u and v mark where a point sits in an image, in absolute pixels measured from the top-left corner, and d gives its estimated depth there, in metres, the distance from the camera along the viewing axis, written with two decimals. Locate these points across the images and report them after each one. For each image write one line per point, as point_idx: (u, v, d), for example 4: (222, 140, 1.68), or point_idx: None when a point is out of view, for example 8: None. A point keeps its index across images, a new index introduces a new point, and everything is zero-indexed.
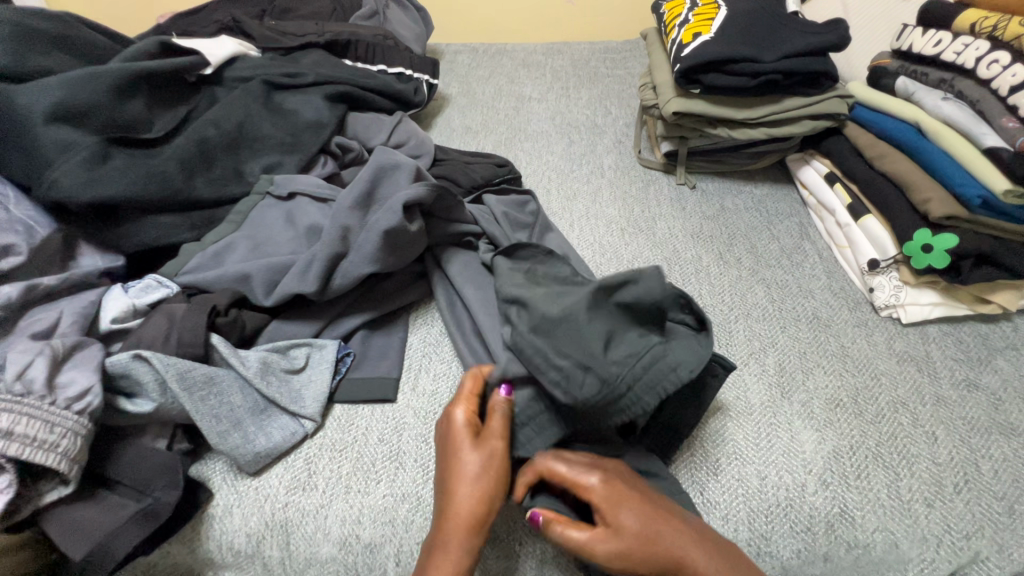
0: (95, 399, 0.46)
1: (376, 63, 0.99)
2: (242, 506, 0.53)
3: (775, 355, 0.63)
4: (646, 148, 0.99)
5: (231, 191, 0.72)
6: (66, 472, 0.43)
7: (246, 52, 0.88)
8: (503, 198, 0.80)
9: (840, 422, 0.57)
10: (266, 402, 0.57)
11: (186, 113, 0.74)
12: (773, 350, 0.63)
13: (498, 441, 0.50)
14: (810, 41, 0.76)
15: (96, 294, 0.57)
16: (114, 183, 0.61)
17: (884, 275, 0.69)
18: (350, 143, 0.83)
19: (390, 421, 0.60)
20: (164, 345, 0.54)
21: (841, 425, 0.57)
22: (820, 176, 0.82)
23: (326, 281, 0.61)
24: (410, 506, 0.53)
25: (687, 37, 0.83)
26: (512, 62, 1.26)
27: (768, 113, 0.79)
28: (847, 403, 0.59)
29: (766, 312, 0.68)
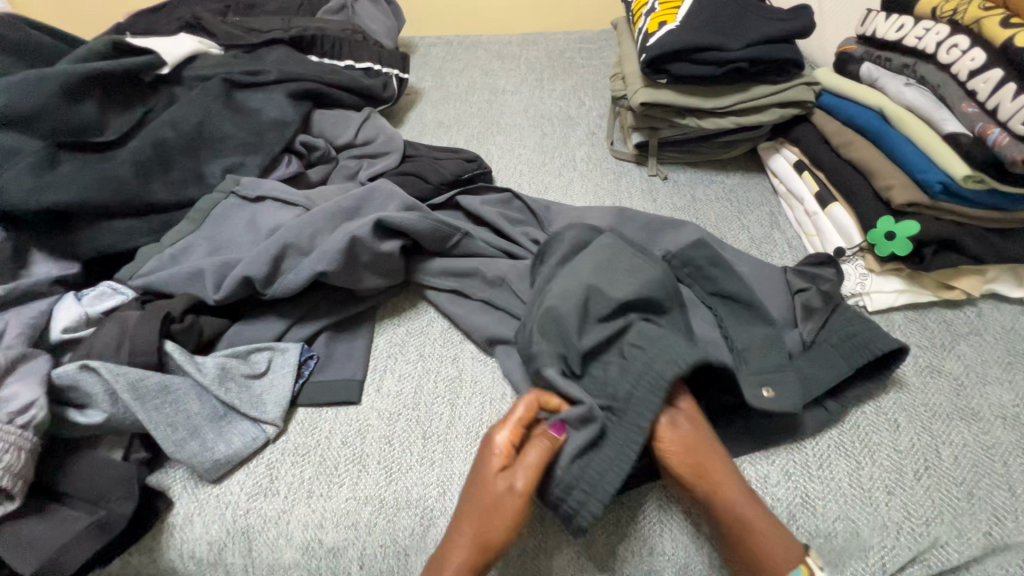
0: (40, 412, 0.46)
1: (343, 58, 0.97)
2: (202, 515, 0.53)
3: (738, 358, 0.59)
4: (619, 139, 0.98)
5: (190, 193, 0.70)
6: (10, 488, 0.42)
7: (207, 50, 0.86)
8: (472, 194, 0.79)
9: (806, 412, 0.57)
10: (225, 409, 0.57)
11: (142, 114, 0.72)
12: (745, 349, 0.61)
13: (530, 472, 0.47)
14: (776, 28, 0.76)
15: (47, 303, 0.56)
16: (63, 190, 0.59)
17: (850, 263, 0.68)
18: (315, 140, 0.81)
19: (353, 423, 0.59)
20: (116, 355, 0.53)
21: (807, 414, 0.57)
22: (789, 164, 0.81)
23: (287, 284, 0.61)
24: (372, 509, 0.53)
25: (654, 26, 0.82)
26: (486, 54, 1.25)
27: (735, 102, 0.79)
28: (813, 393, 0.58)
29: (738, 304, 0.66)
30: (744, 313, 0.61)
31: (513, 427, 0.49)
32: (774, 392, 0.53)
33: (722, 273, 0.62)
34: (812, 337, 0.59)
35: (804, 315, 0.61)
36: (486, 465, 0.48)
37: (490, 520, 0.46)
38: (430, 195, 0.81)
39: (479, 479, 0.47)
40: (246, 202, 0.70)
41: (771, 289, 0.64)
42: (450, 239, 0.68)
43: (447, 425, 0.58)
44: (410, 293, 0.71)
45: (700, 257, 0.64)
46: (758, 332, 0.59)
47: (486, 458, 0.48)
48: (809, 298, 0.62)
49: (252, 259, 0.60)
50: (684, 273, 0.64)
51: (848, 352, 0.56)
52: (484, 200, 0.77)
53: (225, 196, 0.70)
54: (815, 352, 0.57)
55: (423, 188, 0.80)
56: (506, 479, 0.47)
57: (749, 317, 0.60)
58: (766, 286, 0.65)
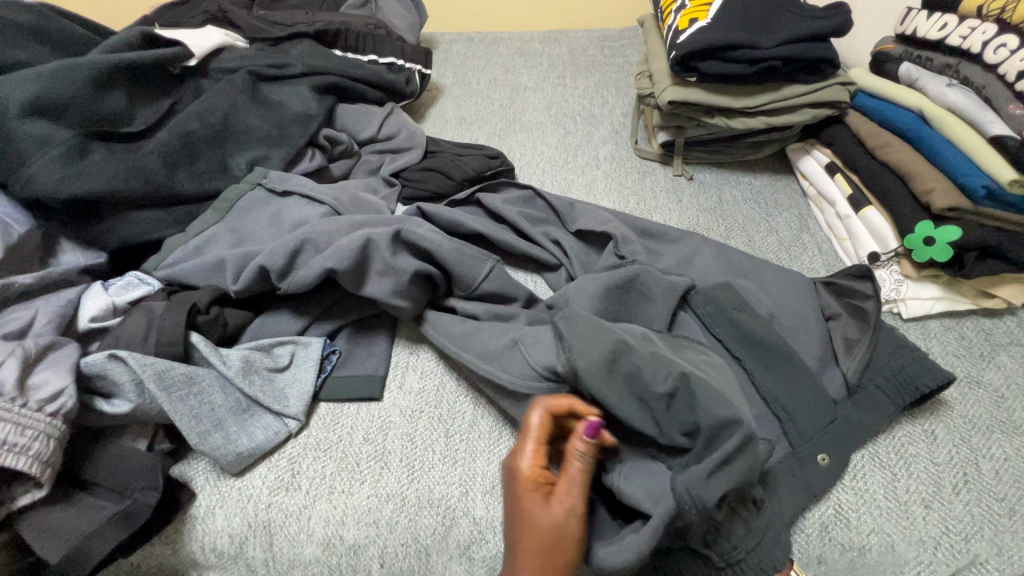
0: (69, 400, 0.46)
1: (367, 54, 0.97)
2: (224, 508, 0.53)
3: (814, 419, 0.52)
4: (643, 138, 0.97)
5: (215, 185, 0.70)
6: (39, 475, 0.42)
7: (233, 42, 0.86)
8: (494, 192, 0.78)
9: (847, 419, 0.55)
10: (249, 402, 0.56)
11: (169, 106, 0.72)
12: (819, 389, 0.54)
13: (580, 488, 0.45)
14: (811, 26, 0.73)
15: (75, 292, 0.56)
16: (92, 178, 0.59)
17: (885, 268, 0.67)
18: (339, 136, 0.82)
19: (376, 420, 0.59)
20: (142, 345, 0.53)
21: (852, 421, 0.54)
22: (820, 166, 0.79)
23: (304, 281, 0.59)
24: (394, 506, 0.52)
25: (684, 23, 0.80)
26: (508, 51, 1.24)
27: (766, 102, 0.77)
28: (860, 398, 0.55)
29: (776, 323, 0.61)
30: (774, 362, 0.55)
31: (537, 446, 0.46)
32: (829, 456, 0.50)
33: (749, 320, 0.57)
34: (857, 377, 0.54)
35: (845, 353, 0.56)
36: (529, 498, 0.45)
37: (556, 554, 0.43)
38: (453, 192, 0.81)
39: (525, 514, 0.44)
40: (271, 194, 0.69)
41: (804, 331, 0.59)
42: (483, 269, 0.63)
43: (469, 425, 0.58)
44: None
45: (721, 300, 0.59)
46: (800, 387, 0.54)
47: (519, 495, 0.45)
48: (840, 332, 0.58)
49: (272, 250, 0.60)
50: (705, 314, 0.59)
51: (895, 392, 0.53)
52: (506, 199, 0.76)
53: (252, 186, 0.70)
54: (860, 397, 0.54)
55: (446, 185, 0.81)
56: (561, 505, 0.44)
57: (785, 368, 0.54)
58: (789, 318, 0.60)
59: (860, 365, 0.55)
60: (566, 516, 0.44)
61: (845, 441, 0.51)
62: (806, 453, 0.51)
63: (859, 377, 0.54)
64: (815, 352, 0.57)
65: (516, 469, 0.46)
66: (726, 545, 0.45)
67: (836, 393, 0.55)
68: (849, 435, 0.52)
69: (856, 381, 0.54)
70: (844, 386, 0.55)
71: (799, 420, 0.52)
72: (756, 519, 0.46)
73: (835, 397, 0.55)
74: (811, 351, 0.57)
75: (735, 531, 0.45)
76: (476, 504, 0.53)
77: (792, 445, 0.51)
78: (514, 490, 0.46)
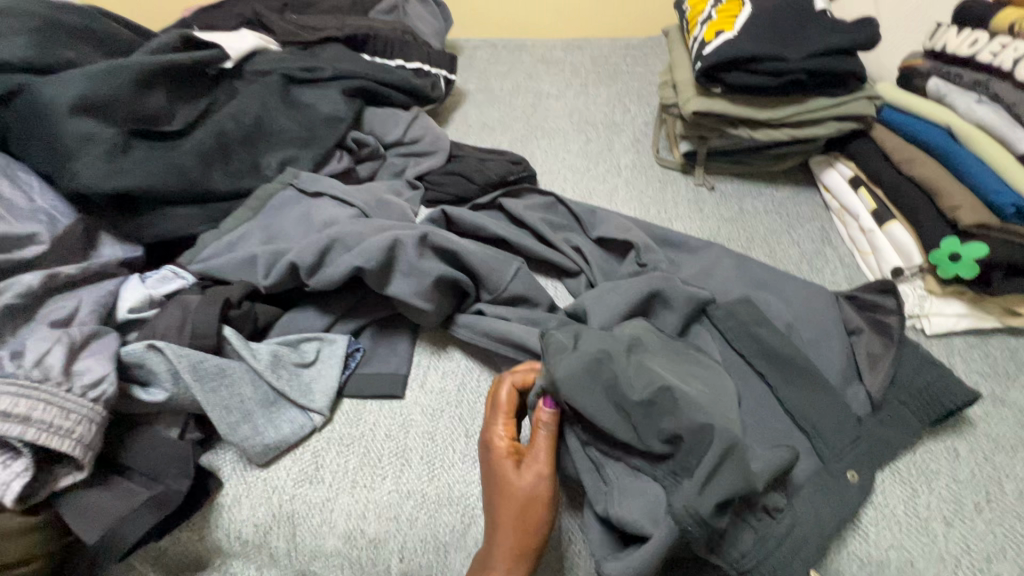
0: (109, 387, 0.47)
1: (394, 58, 0.99)
2: (250, 497, 0.54)
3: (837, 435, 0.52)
4: (665, 147, 0.97)
5: (247, 184, 0.72)
6: (80, 458, 0.44)
7: (267, 46, 0.88)
8: (517, 197, 0.79)
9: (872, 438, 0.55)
10: (276, 395, 0.58)
11: (205, 106, 0.74)
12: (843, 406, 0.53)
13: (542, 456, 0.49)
14: (838, 40, 0.74)
15: (114, 283, 0.58)
16: (134, 175, 0.62)
17: (909, 283, 0.67)
18: (366, 138, 0.85)
19: (397, 417, 0.60)
20: (178, 336, 0.54)
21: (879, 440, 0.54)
22: (844, 180, 0.79)
23: (329, 278, 0.61)
24: (414, 502, 0.53)
25: (710, 34, 0.80)
26: (531, 58, 1.25)
27: (790, 114, 0.77)
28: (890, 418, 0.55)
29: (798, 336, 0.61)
30: (797, 379, 0.55)
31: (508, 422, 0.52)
32: (858, 473, 0.50)
33: (772, 334, 0.57)
34: (882, 394, 0.54)
35: (868, 369, 0.56)
36: (502, 466, 0.50)
37: (529, 514, 0.47)
38: (476, 195, 0.83)
39: (496, 477, 0.50)
40: (301, 194, 0.71)
41: (827, 344, 0.59)
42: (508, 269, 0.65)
43: None
44: None
45: (742, 314, 0.59)
46: (825, 403, 0.53)
47: (492, 463, 0.51)
48: (864, 347, 0.58)
49: (303, 247, 0.61)
50: (729, 326, 0.59)
51: (919, 408, 0.53)
52: (528, 205, 0.77)
53: (283, 186, 0.72)
54: (885, 414, 0.53)
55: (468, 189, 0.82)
56: (530, 469, 0.49)
57: (807, 382, 0.54)
58: (811, 330, 0.60)
59: (885, 382, 0.54)
60: (530, 479, 0.48)
61: (870, 458, 0.51)
62: (835, 468, 0.50)
63: (883, 394, 0.54)
64: (838, 368, 0.57)
65: (492, 440, 0.52)
66: (736, 552, 0.44)
67: (860, 410, 0.54)
68: (875, 451, 0.52)
69: (881, 397, 0.54)
70: (868, 403, 0.55)
71: (826, 436, 0.52)
72: (771, 527, 0.46)
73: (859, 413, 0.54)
74: (834, 365, 0.57)
75: (759, 538, 0.45)
76: None
77: (821, 460, 0.51)
78: (490, 460, 0.51)
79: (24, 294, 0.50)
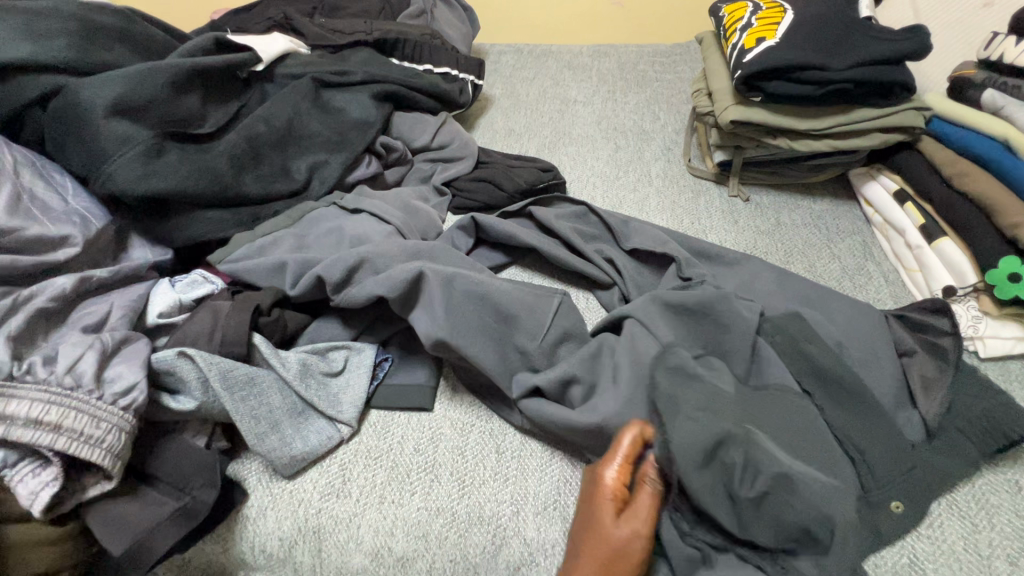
0: (140, 395, 0.46)
1: (422, 63, 0.98)
2: (276, 510, 0.53)
3: (893, 462, 0.49)
4: (696, 156, 0.95)
5: (277, 187, 0.71)
6: (110, 468, 0.43)
7: (297, 49, 0.87)
8: (547, 205, 0.78)
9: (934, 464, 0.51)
10: (304, 405, 0.57)
11: (237, 109, 0.74)
12: (899, 432, 0.51)
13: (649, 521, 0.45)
14: (887, 48, 0.71)
15: (144, 287, 0.57)
16: (168, 178, 0.61)
17: (961, 304, 0.63)
18: (394, 142, 0.83)
19: (426, 431, 0.58)
20: (208, 343, 0.53)
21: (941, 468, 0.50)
22: (888, 194, 0.77)
23: (359, 292, 0.59)
24: (444, 521, 0.52)
25: (751, 42, 0.78)
26: (558, 64, 1.24)
27: (834, 124, 0.75)
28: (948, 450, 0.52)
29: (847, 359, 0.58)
30: (849, 403, 0.53)
31: (624, 467, 0.47)
32: (902, 504, 0.48)
33: (823, 354, 0.55)
34: (938, 421, 0.52)
35: (923, 393, 0.54)
36: (599, 511, 0.46)
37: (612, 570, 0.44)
38: (505, 203, 0.81)
39: (597, 525, 0.46)
40: (342, 211, 0.71)
41: (878, 367, 0.56)
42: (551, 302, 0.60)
43: (520, 441, 0.57)
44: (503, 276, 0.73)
45: (792, 330, 0.57)
46: (874, 429, 0.51)
47: (597, 505, 0.46)
48: (917, 369, 0.55)
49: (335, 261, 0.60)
50: (776, 343, 0.56)
51: (979, 437, 0.51)
52: (559, 214, 0.75)
53: (326, 205, 0.72)
54: (940, 441, 0.52)
55: (497, 196, 0.81)
56: (627, 526, 0.45)
57: (858, 407, 0.52)
58: (861, 350, 0.57)
59: (941, 409, 0.52)
60: (633, 542, 0.45)
61: (925, 489, 0.49)
62: (878, 498, 0.48)
63: (939, 421, 0.52)
64: (891, 390, 0.55)
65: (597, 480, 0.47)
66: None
67: (912, 436, 0.53)
68: (928, 482, 0.49)
69: (935, 424, 0.52)
70: (922, 428, 0.53)
71: (880, 465, 0.49)
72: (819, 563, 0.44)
73: (913, 440, 0.52)
74: (886, 389, 0.55)
75: (807, 571, 0.43)
76: (527, 524, 0.51)
77: (864, 488, 0.49)
78: (588, 499, 0.48)
79: (58, 297, 0.50)
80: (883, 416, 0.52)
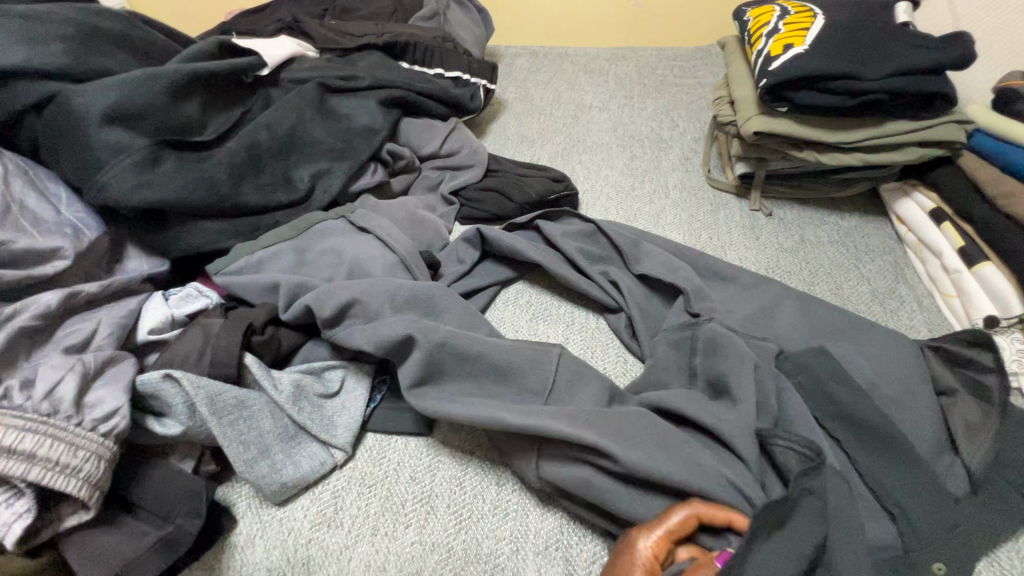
0: (121, 420, 0.44)
1: (433, 67, 0.95)
2: (265, 538, 0.50)
3: (934, 516, 0.45)
4: (716, 167, 0.91)
5: (277, 197, 0.69)
6: (86, 499, 0.41)
7: (304, 53, 0.85)
8: (557, 219, 0.74)
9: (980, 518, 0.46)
10: (297, 428, 0.54)
11: (239, 115, 0.72)
12: (939, 483, 0.47)
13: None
14: (927, 57, 0.66)
15: (136, 302, 0.55)
16: (163, 188, 0.59)
17: (1004, 336, 0.58)
18: (401, 150, 0.80)
19: (423, 458, 0.55)
20: (196, 364, 0.51)
21: (985, 522, 0.46)
22: (923, 212, 0.72)
23: (362, 319, 0.57)
24: (439, 558, 0.49)
25: (777, 48, 0.73)
26: (573, 67, 1.20)
27: (865, 137, 0.70)
28: (994, 502, 0.47)
29: (877, 395, 0.53)
30: (881, 448, 0.49)
31: (661, 538, 0.42)
32: (945, 566, 0.43)
33: (848, 394, 0.52)
34: (982, 471, 0.48)
35: (965, 439, 0.50)
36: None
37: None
38: (513, 215, 0.78)
39: None
40: (351, 228, 0.68)
41: (912, 411, 0.52)
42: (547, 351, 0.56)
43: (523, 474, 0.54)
44: (513, 301, 0.69)
45: (813, 369, 0.54)
46: (913, 480, 0.47)
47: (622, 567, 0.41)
48: (958, 412, 0.52)
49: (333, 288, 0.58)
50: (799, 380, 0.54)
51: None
52: (566, 231, 0.71)
53: (335, 219, 0.69)
54: (985, 494, 0.47)
55: (506, 207, 0.78)
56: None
57: (891, 454, 0.48)
58: (893, 388, 0.54)
59: (987, 458, 0.48)
60: None
61: (973, 548, 0.44)
62: (919, 559, 0.43)
63: (985, 471, 0.48)
64: (927, 437, 0.51)
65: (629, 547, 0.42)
66: None
67: (956, 488, 0.48)
68: (973, 540, 0.45)
69: (981, 475, 0.48)
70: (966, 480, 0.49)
71: (921, 521, 0.45)
72: None
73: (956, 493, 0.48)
74: (921, 434, 0.51)
75: None
76: (527, 565, 0.48)
77: (904, 546, 0.44)
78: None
79: (42, 314, 0.48)
80: (922, 465, 0.48)
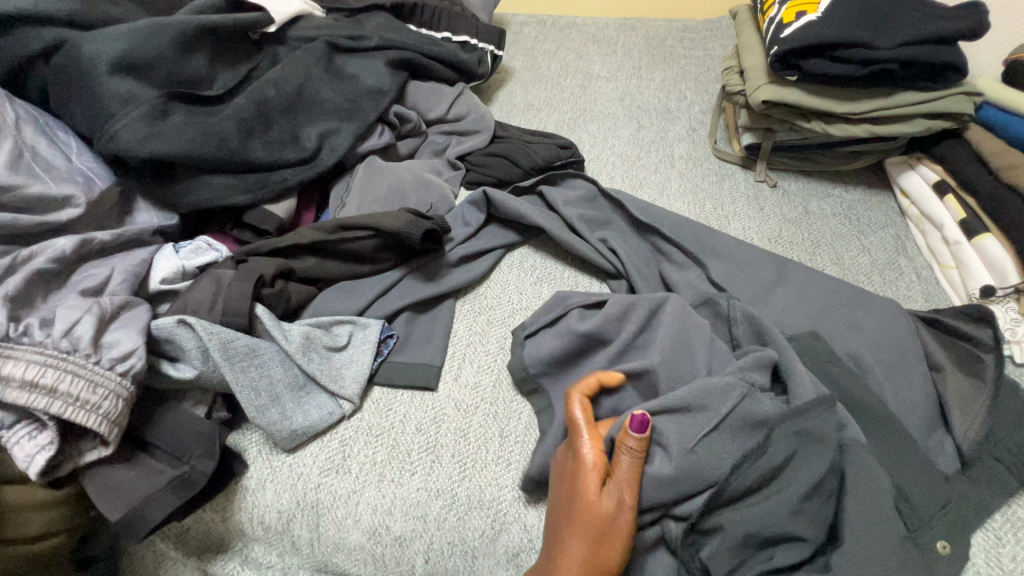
0: (138, 361, 0.46)
1: (441, 30, 0.94)
2: (275, 483, 0.52)
3: (929, 491, 0.47)
4: (722, 138, 0.91)
5: (285, 154, 0.68)
6: (106, 434, 0.44)
7: (312, 10, 0.84)
8: (564, 185, 0.75)
9: (971, 491, 0.48)
10: (306, 378, 0.55)
11: (247, 71, 0.71)
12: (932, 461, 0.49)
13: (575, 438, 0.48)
14: (941, 25, 0.65)
15: (147, 252, 0.56)
16: (174, 140, 0.59)
17: (999, 305, 0.60)
18: (409, 112, 0.80)
19: (429, 410, 0.56)
20: (209, 312, 0.52)
21: (976, 494, 0.48)
22: (927, 185, 0.73)
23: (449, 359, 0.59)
24: (444, 502, 0.50)
25: (790, 16, 0.73)
26: (581, 36, 1.18)
27: (872, 108, 0.70)
28: (986, 462, 0.50)
29: (868, 360, 0.56)
30: (878, 429, 0.50)
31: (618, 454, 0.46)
32: (948, 544, 0.44)
33: (846, 375, 0.54)
34: (974, 450, 0.50)
35: (958, 410, 0.52)
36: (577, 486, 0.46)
37: (591, 541, 0.44)
38: (520, 181, 0.78)
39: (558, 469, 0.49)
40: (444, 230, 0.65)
41: (908, 382, 0.54)
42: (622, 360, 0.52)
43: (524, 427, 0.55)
44: (505, 260, 0.70)
45: (814, 351, 0.55)
46: (906, 458, 0.49)
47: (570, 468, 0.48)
48: (951, 389, 0.53)
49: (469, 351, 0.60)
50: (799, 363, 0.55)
51: (1015, 451, 0.49)
52: (570, 197, 0.72)
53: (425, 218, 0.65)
54: (974, 471, 0.49)
55: (513, 174, 0.77)
56: (609, 497, 0.45)
57: (888, 438, 0.50)
58: (889, 353, 0.56)
59: (978, 431, 0.50)
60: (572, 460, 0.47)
61: (964, 526, 0.45)
62: (924, 539, 0.44)
63: (973, 440, 0.50)
64: (920, 415, 0.53)
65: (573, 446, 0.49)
66: None
67: (948, 462, 0.51)
68: (965, 515, 0.46)
69: (971, 452, 0.50)
70: (956, 457, 0.51)
71: (914, 497, 0.47)
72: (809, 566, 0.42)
73: (945, 470, 0.50)
74: (914, 399, 0.53)
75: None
76: (528, 511, 0.50)
77: (910, 531, 0.45)
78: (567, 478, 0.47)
79: (56, 259, 0.49)
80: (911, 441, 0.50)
